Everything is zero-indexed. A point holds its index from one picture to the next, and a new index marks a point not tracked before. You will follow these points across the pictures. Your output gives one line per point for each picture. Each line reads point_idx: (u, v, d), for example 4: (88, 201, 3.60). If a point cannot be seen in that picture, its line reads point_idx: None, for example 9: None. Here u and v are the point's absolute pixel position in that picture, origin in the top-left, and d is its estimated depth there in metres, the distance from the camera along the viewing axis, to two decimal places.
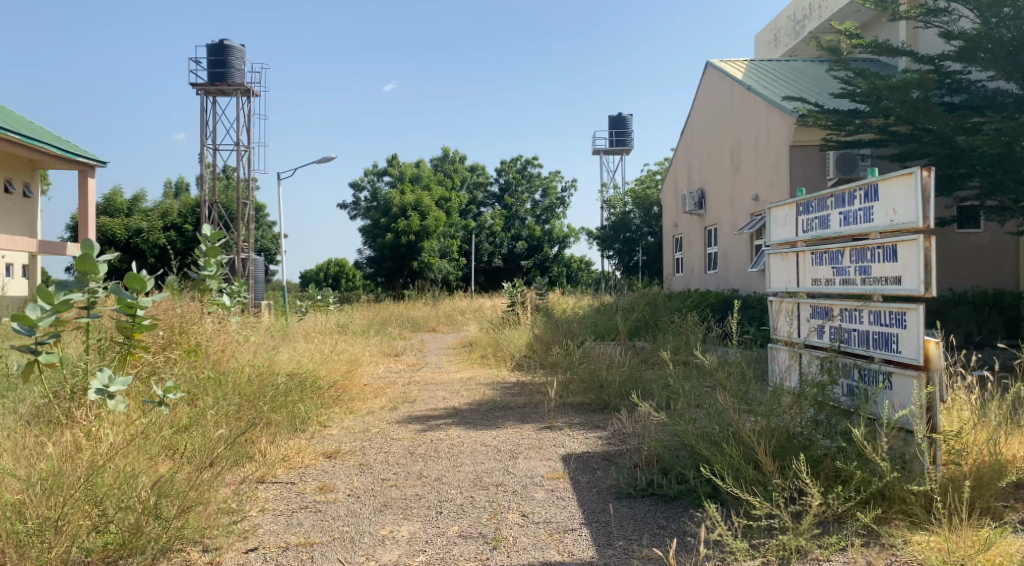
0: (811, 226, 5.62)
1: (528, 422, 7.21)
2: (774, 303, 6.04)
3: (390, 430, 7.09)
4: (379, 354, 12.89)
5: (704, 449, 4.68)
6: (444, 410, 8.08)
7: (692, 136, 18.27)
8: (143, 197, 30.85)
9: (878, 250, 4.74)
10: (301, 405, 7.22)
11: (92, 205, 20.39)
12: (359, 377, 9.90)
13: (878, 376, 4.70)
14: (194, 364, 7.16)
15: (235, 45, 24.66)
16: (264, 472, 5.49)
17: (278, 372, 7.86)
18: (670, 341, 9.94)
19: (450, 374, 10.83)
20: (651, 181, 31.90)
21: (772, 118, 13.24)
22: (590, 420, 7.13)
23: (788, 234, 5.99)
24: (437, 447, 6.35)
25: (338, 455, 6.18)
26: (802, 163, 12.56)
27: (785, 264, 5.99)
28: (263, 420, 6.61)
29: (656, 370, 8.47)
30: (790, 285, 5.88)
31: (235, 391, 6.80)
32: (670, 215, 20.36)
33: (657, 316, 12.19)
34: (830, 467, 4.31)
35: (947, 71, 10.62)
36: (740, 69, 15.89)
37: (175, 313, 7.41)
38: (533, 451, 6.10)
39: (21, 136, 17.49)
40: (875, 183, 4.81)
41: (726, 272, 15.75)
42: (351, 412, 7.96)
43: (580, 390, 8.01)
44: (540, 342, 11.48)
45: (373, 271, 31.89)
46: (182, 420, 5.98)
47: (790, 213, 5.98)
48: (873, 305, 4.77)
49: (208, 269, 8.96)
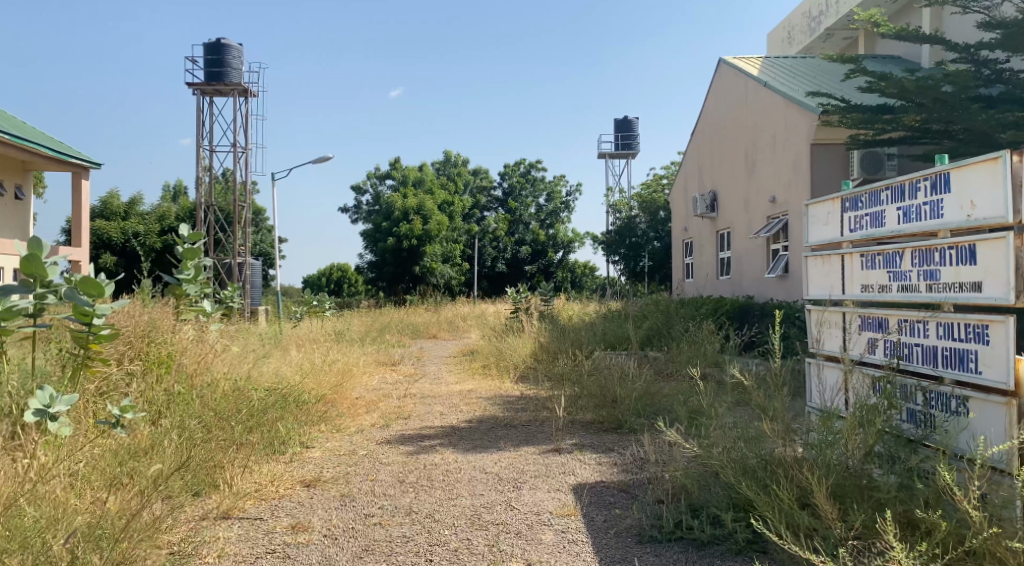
0: (860, 224, 4.88)
1: (532, 444, 6.47)
2: (815, 313, 5.29)
3: (379, 453, 6.36)
4: (374, 363, 12.17)
5: (747, 486, 3.98)
6: (440, 428, 7.34)
7: (704, 135, 17.49)
8: (141, 200, 30.15)
9: (950, 252, 4.02)
10: (280, 424, 6.55)
11: (86, 209, 19.71)
12: (351, 389, 9.18)
13: (951, 402, 3.97)
14: (163, 376, 6.50)
15: (231, 43, 23.99)
16: (229, 506, 4.78)
17: (258, 386, 7.12)
18: (686, 353, 9.19)
19: (450, 386, 10.12)
20: (658, 184, 31.14)
21: (792, 116, 12.47)
22: (603, 442, 6.38)
23: (831, 234, 5.24)
24: (430, 475, 5.60)
25: (318, 483, 5.44)
26: (823, 161, 11.78)
27: (827, 269, 5.24)
28: (235, 442, 5.89)
29: (674, 386, 7.72)
30: (833, 292, 5.14)
31: (204, 411, 6.09)
32: (680, 219, 19.55)
33: (670, 323, 11.46)
34: (900, 515, 3.60)
35: (984, 61, 9.99)
36: (755, 65, 15.16)
37: (141, 321, 6.72)
38: (539, 480, 5.36)
39: (11, 137, 16.75)
40: (946, 171, 4.08)
41: (740, 278, 14.97)
42: (338, 431, 7.25)
43: (591, 407, 7.28)
44: (546, 351, 10.75)
45: (375, 276, 31.21)
46: (138, 446, 5.27)
47: (833, 210, 5.22)
48: (943, 316, 4.03)
49: (186, 273, 8.13)
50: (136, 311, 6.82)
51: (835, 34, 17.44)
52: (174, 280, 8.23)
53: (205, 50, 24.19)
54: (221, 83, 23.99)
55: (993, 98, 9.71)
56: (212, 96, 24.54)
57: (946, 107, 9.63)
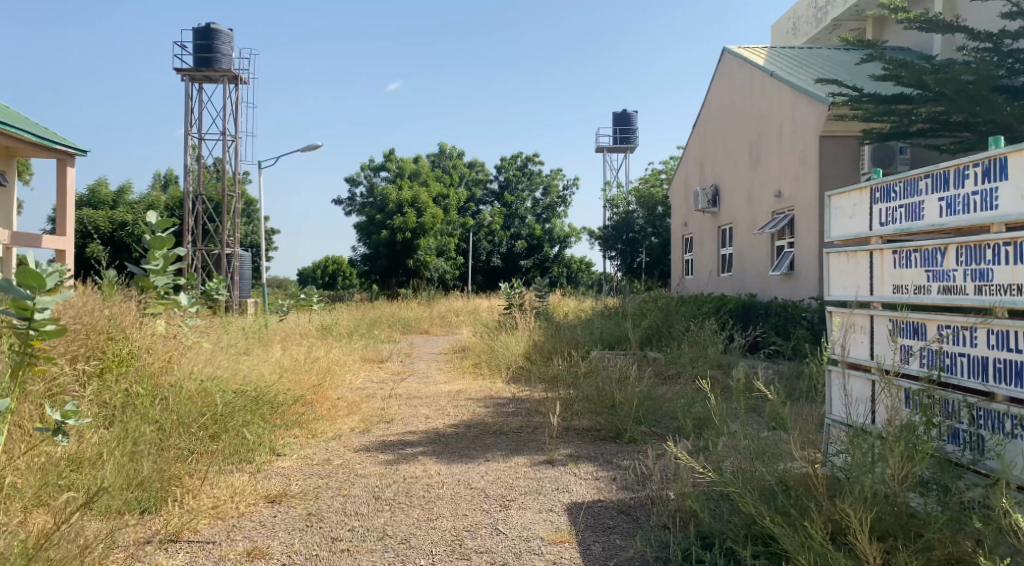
0: (892, 217, 4.34)
1: (522, 454, 5.91)
2: (837, 316, 4.75)
3: (355, 462, 5.81)
4: (360, 360, 11.59)
5: (768, 517, 3.45)
6: (424, 434, 6.79)
7: (705, 126, 16.97)
8: (129, 189, 29.47)
9: (1006, 249, 3.50)
10: (251, 429, 6.01)
11: (70, 196, 19.05)
12: (333, 389, 8.60)
13: (1006, 423, 3.45)
14: (122, 377, 5.94)
15: (221, 27, 23.36)
16: (177, 528, 4.25)
17: (225, 386, 6.55)
18: (687, 355, 8.67)
19: (438, 385, 9.58)
20: (656, 179, 30.58)
21: (800, 106, 11.93)
22: (600, 453, 5.86)
23: (857, 229, 4.70)
24: (409, 491, 5.05)
25: (284, 499, 4.90)
26: (833, 154, 11.23)
27: (853, 267, 4.70)
28: (194, 454, 5.33)
29: (676, 393, 7.20)
30: (860, 293, 4.59)
31: (163, 416, 5.55)
32: (680, 215, 19.03)
33: (670, 323, 10.88)
34: (952, 560, 3.09)
35: (1008, 51, 9.44)
36: (760, 55, 14.60)
37: (98, 314, 6.18)
38: (529, 499, 4.82)
39: None
40: (1003, 155, 3.56)
41: (743, 275, 14.44)
42: (313, 436, 6.69)
43: (586, 412, 6.76)
44: (541, 349, 10.21)
45: (368, 269, 30.59)
46: (82, 459, 4.75)
47: (860, 201, 4.68)
48: (996, 322, 3.52)
49: (154, 264, 7.36)
50: (92, 303, 6.27)
51: (843, 24, 16.88)
52: (142, 271, 7.53)
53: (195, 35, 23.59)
54: (210, 69, 23.32)
55: (1017, 89, 9.23)
56: (201, 82, 23.88)
57: (969, 99, 9.13)
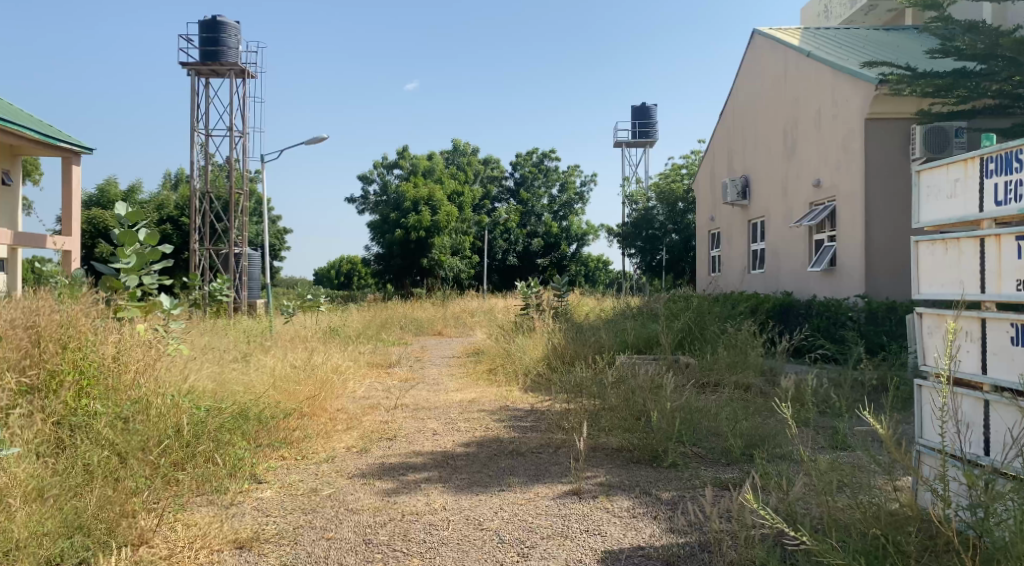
0: (1016, 191, 3.42)
1: (544, 482, 5.01)
2: (931, 319, 3.79)
3: (348, 493, 4.92)
4: (366, 367, 10.68)
5: None
6: (430, 454, 5.89)
7: (733, 117, 15.99)
8: (139, 188, 28.74)
9: None
10: (229, 450, 5.16)
11: (75, 196, 18.27)
12: (332, 400, 7.70)
13: None
14: (70, 395, 5.08)
15: (227, 20, 22.66)
16: None
17: (200, 403, 5.68)
18: (723, 359, 7.78)
19: (450, 394, 8.68)
20: (677, 174, 29.50)
21: (842, 88, 10.96)
22: (637, 481, 4.96)
23: (960, 210, 3.76)
24: (407, 533, 4.16)
25: (254, 545, 4.03)
26: (880, 138, 10.22)
27: (953, 259, 3.76)
28: (152, 487, 4.48)
29: (718, 405, 6.30)
30: (966, 291, 3.66)
31: (118, 441, 4.70)
32: (705, 209, 18.10)
33: (703, 323, 9.92)
34: None
35: None
36: (793, 36, 13.62)
37: (47, 320, 5.32)
38: (554, 545, 3.92)
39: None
40: None
41: (777, 271, 13.47)
42: (302, 458, 5.81)
43: (615, 429, 5.86)
44: (562, 354, 9.29)
45: (381, 269, 29.79)
46: (8, 488, 3.87)
47: (963, 176, 3.75)
48: None
49: (124, 261, 6.46)
50: (41, 307, 5.41)
51: (880, 6, 15.82)
52: (114, 271, 6.61)
53: (200, 28, 22.87)
54: (218, 62, 22.58)
55: None
56: (207, 76, 23.19)
57: None
